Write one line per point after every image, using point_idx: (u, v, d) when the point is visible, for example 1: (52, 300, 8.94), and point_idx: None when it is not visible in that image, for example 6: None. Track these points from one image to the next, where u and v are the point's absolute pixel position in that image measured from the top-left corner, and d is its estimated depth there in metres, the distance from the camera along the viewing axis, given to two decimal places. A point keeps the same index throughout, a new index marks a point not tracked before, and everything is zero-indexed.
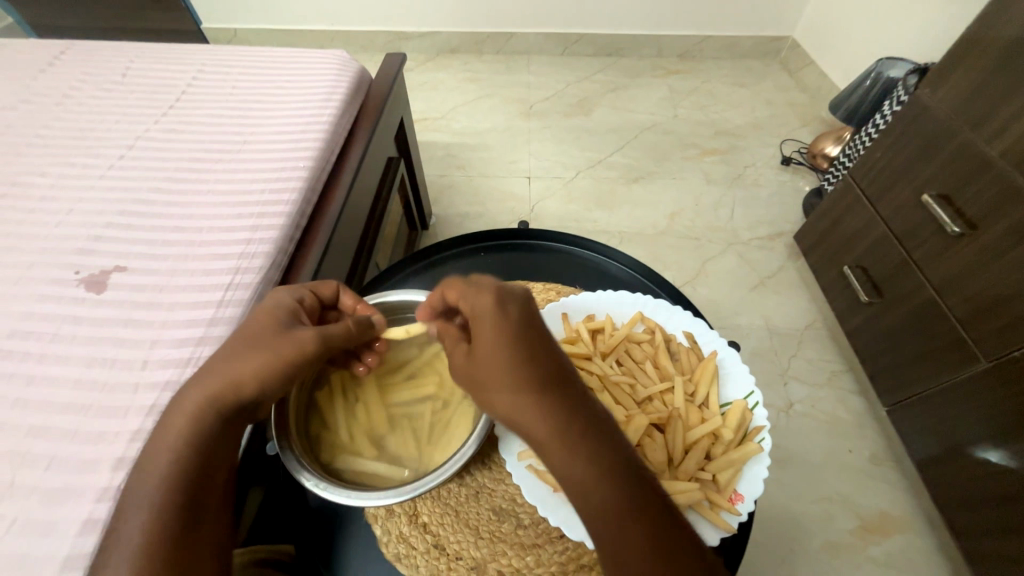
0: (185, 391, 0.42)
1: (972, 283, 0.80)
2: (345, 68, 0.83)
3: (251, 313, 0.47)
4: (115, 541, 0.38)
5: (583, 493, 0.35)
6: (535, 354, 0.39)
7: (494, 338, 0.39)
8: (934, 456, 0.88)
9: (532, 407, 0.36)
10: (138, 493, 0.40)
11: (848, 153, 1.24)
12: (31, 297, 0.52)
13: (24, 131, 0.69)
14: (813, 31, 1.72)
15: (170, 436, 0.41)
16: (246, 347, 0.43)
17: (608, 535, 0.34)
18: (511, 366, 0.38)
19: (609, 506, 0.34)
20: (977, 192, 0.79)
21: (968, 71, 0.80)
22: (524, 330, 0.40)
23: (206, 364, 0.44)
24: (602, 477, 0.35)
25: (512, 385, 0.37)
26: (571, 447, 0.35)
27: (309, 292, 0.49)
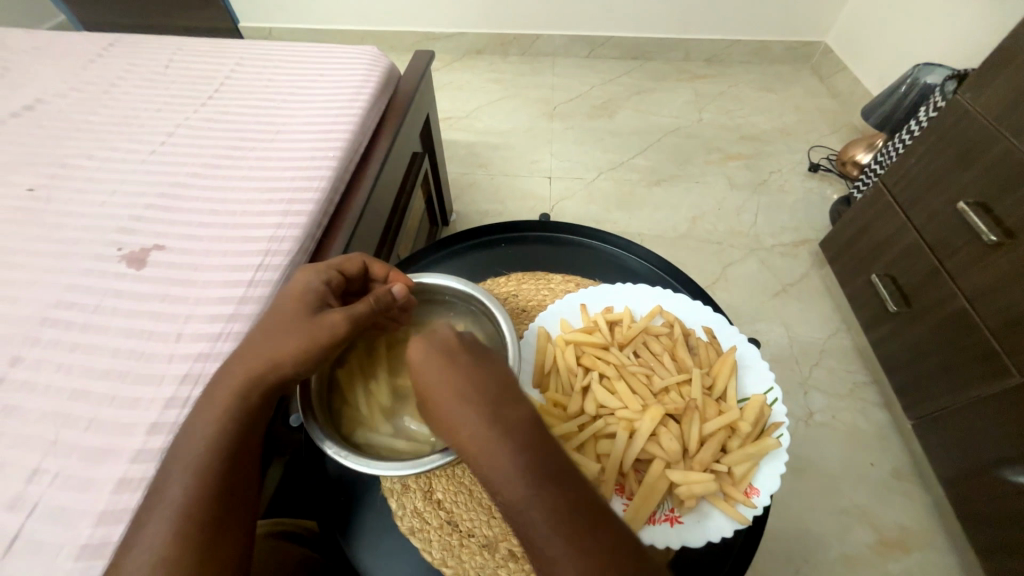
0: (228, 365, 0.45)
1: (1007, 294, 0.77)
2: (376, 63, 0.85)
3: (282, 293, 0.48)
4: (158, 500, 0.40)
5: (527, 524, 0.35)
6: (477, 386, 0.39)
7: (437, 371, 0.40)
8: (961, 474, 0.85)
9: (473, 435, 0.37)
10: (180, 457, 0.42)
11: (879, 160, 1.21)
12: (77, 270, 0.56)
13: (76, 117, 0.73)
14: (846, 36, 1.69)
15: (212, 406, 0.43)
16: (284, 328, 0.45)
17: (552, 563, 0.34)
18: (454, 396, 0.39)
19: (550, 532, 0.34)
20: (1017, 200, 0.76)
21: (1012, 75, 0.77)
22: (466, 363, 0.40)
23: (245, 342, 0.46)
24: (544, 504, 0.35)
25: (453, 415, 0.38)
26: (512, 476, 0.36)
27: (335, 271, 0.50)
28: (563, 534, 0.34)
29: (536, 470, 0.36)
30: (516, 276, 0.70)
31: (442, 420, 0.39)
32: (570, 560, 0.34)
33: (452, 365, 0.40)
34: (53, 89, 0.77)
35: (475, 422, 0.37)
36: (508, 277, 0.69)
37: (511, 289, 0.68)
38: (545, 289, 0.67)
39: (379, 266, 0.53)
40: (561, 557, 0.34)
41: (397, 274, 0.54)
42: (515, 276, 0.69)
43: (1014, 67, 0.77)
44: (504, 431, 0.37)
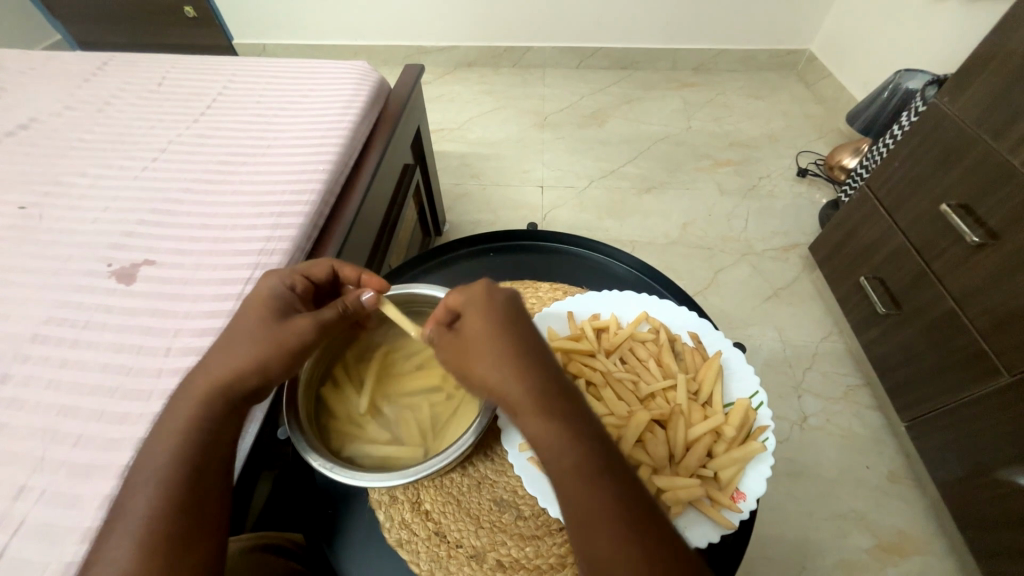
0: (192, 375, 0.45)
1: (992, 295, 0.78)
2: (366, 78, 0.86)
3: (245, 301, 0.48)
4: (125, 514, 0.40)
5: (566, 468, 0.37)
6: (527, 339, 0.41)
7: (491, 320, 0.41)
8: (955, 476, 0.85)
9: (525, 382, 0.39)
10: (146, 472, 0.42)
11: (865, 164, 1.22)
12: (67, 286, 0.56)
13: (68, 135, 0.74)
14: (830, 44, 1.72)
15: (175, 419, 0.43)
16: (243, 336, 0.45)
17: (587, 505, 0.36)
18: (505, 345, 0.40)
19: (590, 474, 0.36)
20: (999, 202, 0.77)
21: (988, 80, 0.79)
22: (515, 318, 0.42)
23: (210, 351, 0.46)
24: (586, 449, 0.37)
25: (501, 367, 0.39)
26: (556, 420, 0.38)
27: (299, 276, 0.49)
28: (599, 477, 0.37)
29: (579, 417, 0.39)
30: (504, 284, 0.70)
31: (488, 369, 0.39)
32: (605, 503, 0.36)
33: (505, 316, 0.42)
34: (46, 108, 0.78)
35: (524, 372, 0.39)
36: None
37: None
38: (533, 297, 0.67)
39: (348, 269, 0.51)
40: (596, 498, 0.36)
41: (369, 278, 0.51)
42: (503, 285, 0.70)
43: (990, 72, 0.79)
44: (553, 381, 0.40)
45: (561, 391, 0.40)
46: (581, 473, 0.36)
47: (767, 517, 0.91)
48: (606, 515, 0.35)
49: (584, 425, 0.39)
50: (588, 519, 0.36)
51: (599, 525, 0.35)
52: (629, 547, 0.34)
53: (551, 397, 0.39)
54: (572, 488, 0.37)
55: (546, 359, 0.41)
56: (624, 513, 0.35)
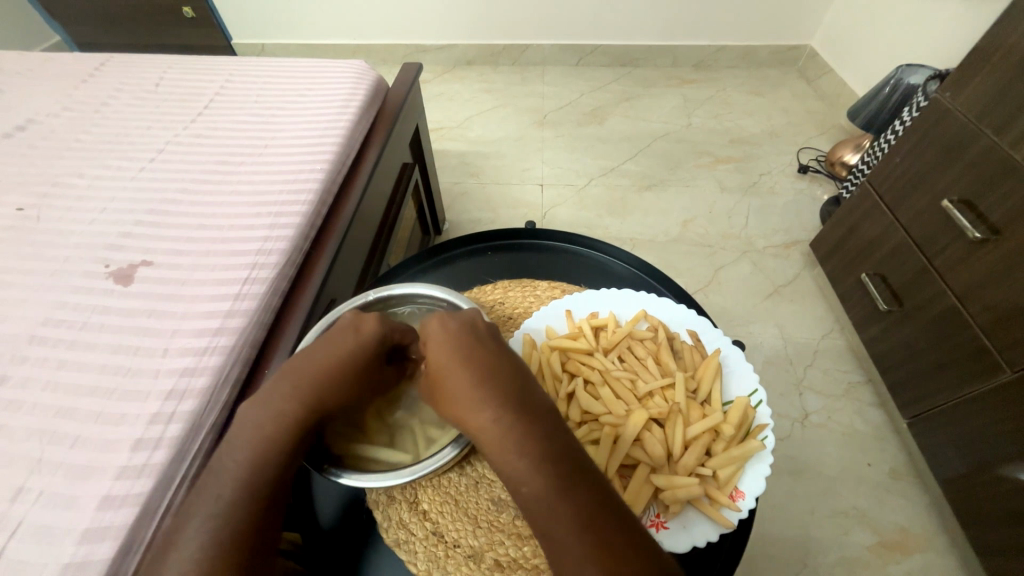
0: (274, 411, 0.43)
1: (994, 291, 0.77)
2: (363, 77, 0.86)
3: (353, 337, 0.46)
4: (174, 552, 0.38)
5: (528, 490, 0.37)
6: (485, 363, 0.42)
7: (448, 348, 0.43)
8: (958, 473, 0.84)
9: (484, 408, 0.40)
10: (200, 507, 0.40)
11: (866, 160, 1.22)
12: (64, 288, 0.56)
13: (65, 136, 0.73)
14: (831, 40, 1.71)
15: (252, 440, 0.42)
16: (341, 380, 0.45)
17: (551, 529, 0.36)
18: (462, 370, 0.41)
19: (552, 499, 0.36)
20: (1000, 197, 0.76)
21: (989, 74, 0.78)
22: (473, 343, 0.43)
23: (283, 384, 0.44)
24: (546, 472, 0.37)
25: (460, 393, 0.41)
26: (518, 444, 0.38)
27: (404, 333, 0.49)
28: (560, 501, 0.36)
29: (541, 439, 0.38)
30: (502, 283, 0.70)
31: (452, 396, 0.41)
32: (565, 527, 0.35)
33: (464, 342, 0.43)
34: (43, 109, 0.78)
35: (484, 397, 0.40)
36: (494, 285, 0.69)
37: (497, 298, 0.67)
38: (531, 296, 0.67)
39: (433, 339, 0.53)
40: (558, 522, 0.36)
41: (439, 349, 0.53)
42: (501, 284, 0.69)
43: (991, 67, 0.78)
44: (513, 404, 0.40)
45: (520, 413, 0.39)
46: (541, 500, 0.36)
47: (769, 514, 0.91)
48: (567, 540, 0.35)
49: (548, 447, 0.38)
50: (552, 541, 0.36)
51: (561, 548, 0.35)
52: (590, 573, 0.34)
53: (510, 421, 0.39)
54: (535, 509, 0.37)
55: (506, 382, 0.41)
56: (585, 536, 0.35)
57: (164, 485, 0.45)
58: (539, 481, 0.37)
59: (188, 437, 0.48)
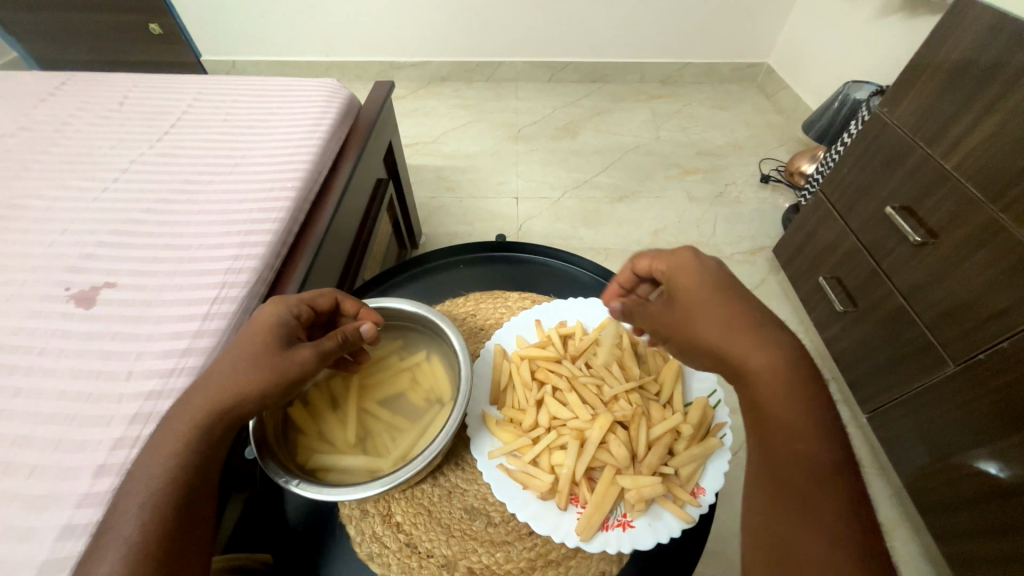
0: (191, 396, 0.45)
1: (936, 289, 0.83)
2: (335, 96, 0.87)
3: (248, 324, 0.49)
4: (106, 544, 0.39)
5: (788, 442, 0.38)
6: (755, 317, 0.43)
7: (713, 288, 0.45)
8: (916, 466, 0.89)
9: (758, 354, 0.41)
10: (131, 498, 0.41)
11: (820, 170, 1.29)
12: (22, 312, 0.54)
13: (22, 157, 0.72)
14: (786, 58, 1.81)
15: (174, 430, 0.43)
16: (246, 360, 0.46)
17: (800, 481, 0.37)
18: (732, 317, 0.43)
19: (820, 463, 0.37)
20: (936, 203, 0.82)
21: (920, 92, 0.85)
22: (736, 297, 0.44)
23: (204, 374, 0.47)
24: (817, 435, 0.38)
25: (727, 322, 0.43)
26: (796, 402, 0.39)
27: (306, 305, 0.51)
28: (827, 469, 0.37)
29: (816, 403, 0.39)
30: (474, 295, 0.71)
31: (719, 339, 0.43)
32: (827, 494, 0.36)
33: (722, 285, 0.45)
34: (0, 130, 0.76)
35: (758, 344, 0.41)
36: (466, 297, 0.71)
37: (469, 309, 0.69)
38: (502, 307, 0.69)
39: (351, 302, 0.54)
40: (816, 482, 0.37)
41: (366, 312, 0.55)
42: (473, 296, 0.71)
43: (922, 86, 0.85)
44: (795, 366, 0.40)
45: (801, 371, 0.41)
46: (809, 459, 0.38)
47: None
48: (824, 504, 0.36)
49: (817, 411, 0.39)
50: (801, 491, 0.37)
51: (815, 507, 0.36)
52: (844, 541, 0.34)
53: (793, 380, 0.40)
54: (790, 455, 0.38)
55: (767, 328, 0.42)
56: (840, 494, 0.36)
57: None
58: (808, 437, 0.38)
59: None
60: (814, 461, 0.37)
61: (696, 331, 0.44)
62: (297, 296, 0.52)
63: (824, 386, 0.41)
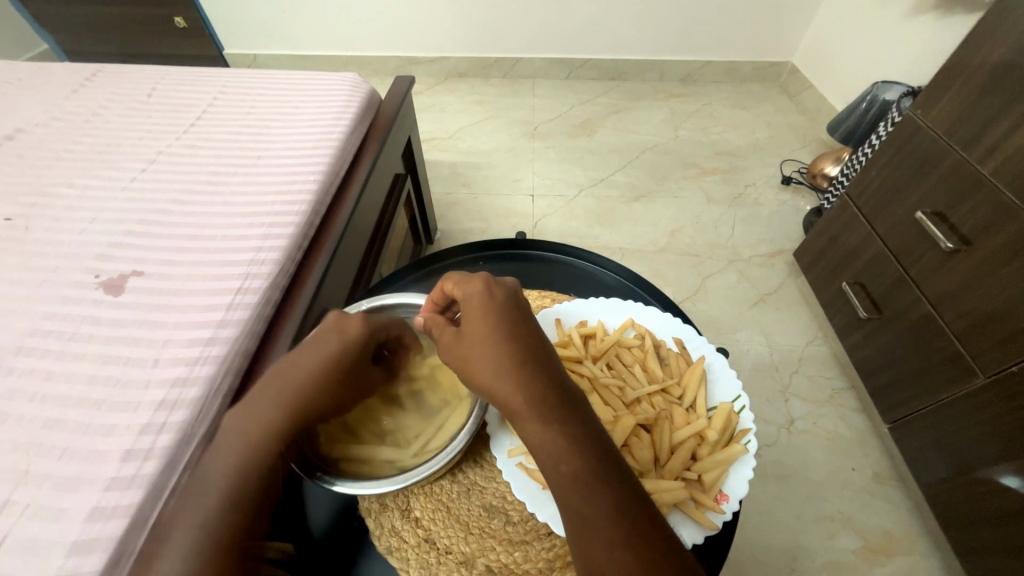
0: (272, 410, 0.44)
1: (968, 298, 0.80)
2: (357, 90, 0.87)
3: (333, 336, 0.47)
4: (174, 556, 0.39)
5: (555, 470, 0.38)
6: (529, 342, 0.42)
7: (489, 316, 0.43)
8: (938, 479, 0.86)
9: (515, 386, 0.40)
10: (201, 508, 0.40)
11: (845, 173, 1.26)
12: (53, 298, 0.56)
13: (54, 146, 0.73)
14: (811, 57, 1.77)
15: (250, 444, 0.42)
16: (336, 379, 0.46)
17: (576, 503, 0.37)
18: (499, 353, 0.41)
19: (583, 480, 0.37)
20: (970, 209, 0.80)
21: (957, 95, 0.82)
22: (518, 324, 0.43)
23: (287, 386, 0.45)
24: (577, 450, 0.38)
25: (493, 357, 0.41)
26: (552, 425, 0.39)
27: (386, 331, 0.51)
28: (599, 484, 0.37)
29: (568, 422, 0.39)
30: None
31: (484, 371, 0.41)
32: (599, 509, 0.36)
33: (494, 310, 0.43)
34: (32, 119, 0.78)
35: (525, 375, 0.40)
36: None
37: None
38: None
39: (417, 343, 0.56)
40: (584, 501, 0.37)
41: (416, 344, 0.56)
42: None
43: (959, 88, 0.82)
44: (544, 386, 0.40)
45: (554, 393, 0.40)
46: (579, 482, 0.37)
47: (756, 521, 0.92)
48: (600, 518, 0.36)
49: (581, 438, 0.39)
50: (584, 520, 0.36)
51: (592, 528, 0.36)
52: (622, 560, 0.34)
53: (545, 399, 0.40)
54: (565, 485, 0.37)
55: (528, 350, 0.42)
56: (613, 510, 0.36)
57: (154, 495, 0.45)
58: (572, 454, 0.38)
59: (178, 449, 0.48)
60: (583, 480, 0.37)
61: (472, 382, 0.42)
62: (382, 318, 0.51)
63: (574, 397, 0.41)
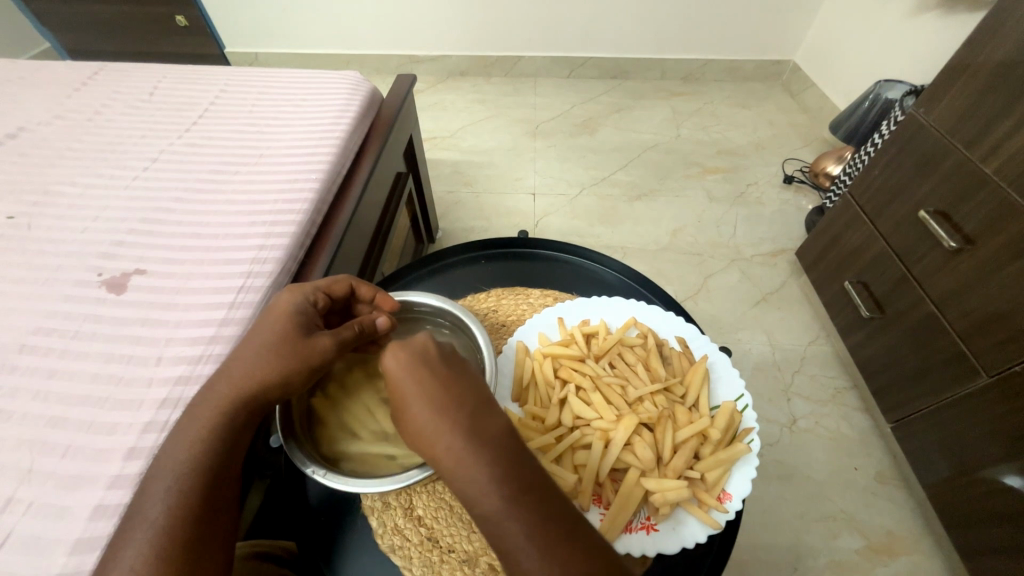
0: (215, 384, 0.45)
1: (971, 297, 0.80)
2: (358, 88, 0.87)
3: (267, 311, 0.49)
4: (135, 527, 0.39)
5: (492, 527, 0.37)
6: (447, 393, 0.41)
7: (405, 372, 0.42)
8: (941, 478, 0.86)
9: (438, 440, 0.38)
10: (159, 480, 0.41)
11: (848, 172, 1.25)
12: (55, 296, 0.56)
13: (57, 145, 0.73)
14: (814, 56, 1.77)
15: (200, 419, 0.43)
16: (266, 347, 0.46)
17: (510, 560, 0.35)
18: (419, 407, 0.40)
19: (507, 536, 0.36)
20: (973, 208, 0.80)
21: (961, 93, 0.82)
22: (432, 371, 0.42)
23: (228, 363, 0.46)
24: (504, 508, 0.36)
25: (413, 414, 0.40)
26: (474, 484, 0.37)
27: (322, 292, 0.51)
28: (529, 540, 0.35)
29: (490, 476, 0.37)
30: (495, 291, 0.71)
31: (411, 424, 0.40)
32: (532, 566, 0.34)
33: (409, 365, 0.42)
34: (35, 118, 0.78)
35: (439, 430, 0.39)
36: (488, 293, 0.71)
37: (491, 305, 0.69)
38: (524, 304, 0.69)
39: (367, 288, 0.54)
40: (519, 558, 0.35)
41: (383, 299, 0.55)
42: (495, 292, 0.71)
43: (962, 86, 0.82)
44: (460, 440, 0.38)
45: (471, 446, 0.38)
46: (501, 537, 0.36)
47: (757, 520, 0.93)
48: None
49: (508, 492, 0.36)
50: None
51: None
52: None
53: (462, 453, 0.38)
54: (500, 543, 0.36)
55: (440, 400, 0.40)
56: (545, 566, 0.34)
57: None
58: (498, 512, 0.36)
59: None
60: (509, 537, 0.36)
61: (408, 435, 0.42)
62: (313, 283, 0.52)
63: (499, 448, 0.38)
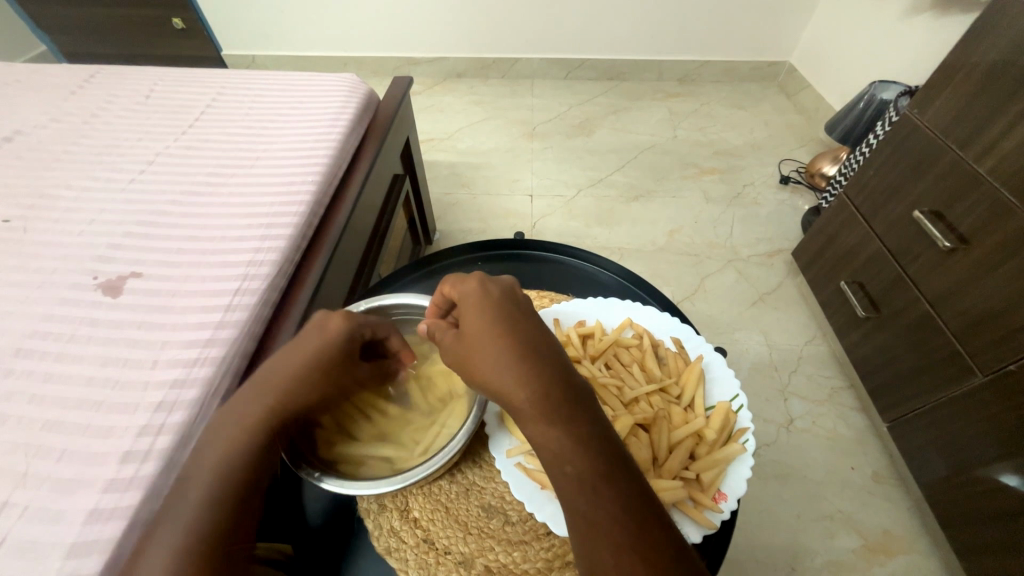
0: (246, 400, 0.45)
1: (967, 296, 0.80)
2: (355, 90, 0.88)
3: (312, 332, 0.49)
4: (157, 539, 0.39)
5: (563, 471, 0.38)
6: (534, 341, 0.42)
7: (491, 315, 0.43)
8: (938, 478, 0.86)
9: (518, 384, 0.40)
10: (186, 494, 0.41)
11: (843, 172, 1.26)
12: (51, 299, 0.56)
13: (54, 148, 0.73)
14: (809, 57, 1.78)
15: (227, 434, 0.44)
16: (308, 375, 0.47)
17: (580, 504, 0.37)
18: (502, 350, 0.41)
19: (582, 476, 0.37)
20: (967, 208, 0.80)
21: (954, 95, 0.83)
22: (518, 317, 0.44)
23: (257, 378, 0.47)
24: (581, 451, 0.38)
25: (493, 356, 0.41)
26: (554, 427, 0.39)
27: (369, 329, 0.52)
28: (605, 485, 0.37)
29: (574, 421, 0.39)
30: None
31: (486, 368, 0.41)
32: (606, 510, 0.36)
33: (496, 310, 0.43)
34: (31, 121, 0.78)
35: (526, 372, 0.40)
36: None
37: None
38: None
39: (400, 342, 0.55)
40: (590, 503, 0.37)
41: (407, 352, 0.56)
42: None
43: (956, 88, 0.82)
44: (546, 383, 0.40)
45: (556, 391, 0.40)
46: (575, 476, 0.38)
47: (755, 520, 0.93)
48: (609, 523, 0.36)
49: (587, 438, 0.39)
50: (590, 522, 0.36)
51: (599, 534, 0.36)
52: (630, 565, 0.34)
53: (547, 396, 0.40)
54: (573, 488, 0.38)
55: (529, 346, 0.42)
56: (618, 510, 0.36)
57: (153, 495, 0.45)
58: (577, 455, 0.38)
59: (177, 451, 0.48)
60: (587, 478, 0.37)
61: (474, 378, 0.42)
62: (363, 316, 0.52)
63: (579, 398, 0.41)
